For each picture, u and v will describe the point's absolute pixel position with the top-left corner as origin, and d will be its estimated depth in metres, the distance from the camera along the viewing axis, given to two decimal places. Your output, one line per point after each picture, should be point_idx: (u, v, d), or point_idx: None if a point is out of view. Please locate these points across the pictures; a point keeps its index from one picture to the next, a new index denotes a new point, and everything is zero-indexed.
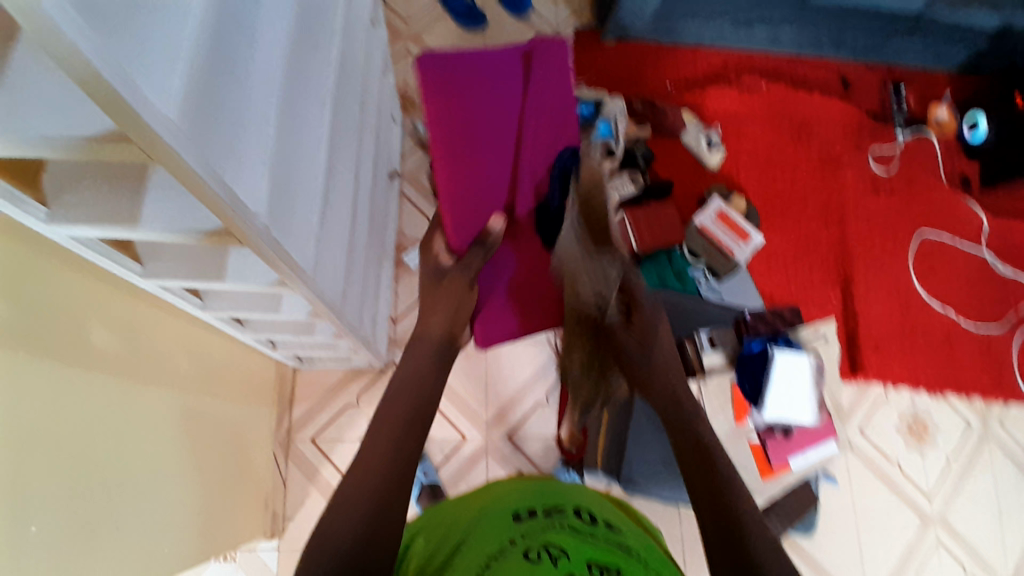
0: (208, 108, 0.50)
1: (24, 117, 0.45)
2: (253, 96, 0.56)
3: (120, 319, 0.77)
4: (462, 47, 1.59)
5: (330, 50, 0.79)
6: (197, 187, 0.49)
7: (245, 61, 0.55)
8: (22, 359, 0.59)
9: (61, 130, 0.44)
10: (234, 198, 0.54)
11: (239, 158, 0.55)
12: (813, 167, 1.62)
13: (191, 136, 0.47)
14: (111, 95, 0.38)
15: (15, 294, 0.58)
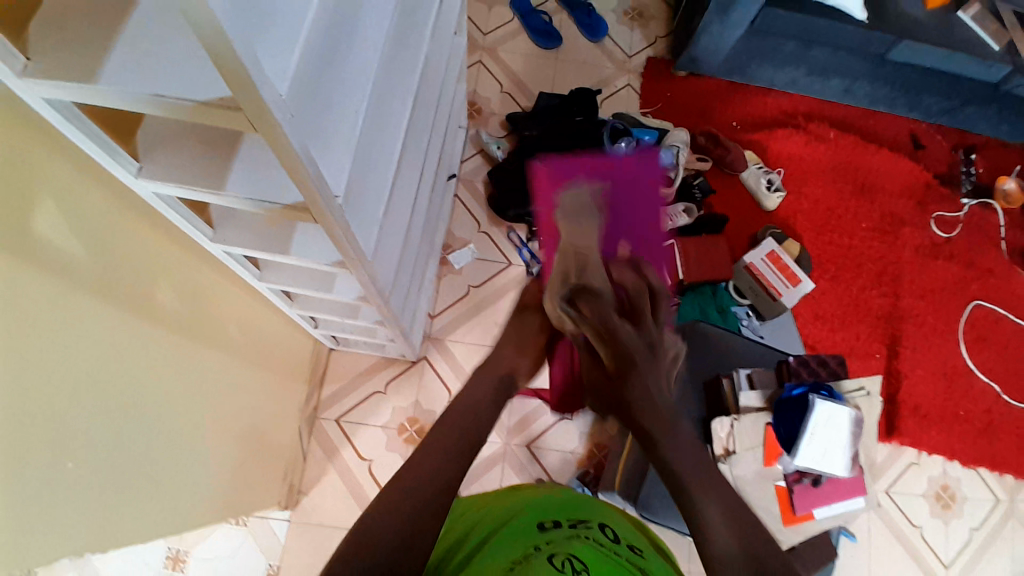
0: (306, 89, 0.52)
1: (141, 75, 0.47)
2: (350, 85, 0.58)
3: (185, 276, 0.80)
4: (534, 62, 1.62)
5: (422, 53, 0.80)
6: (289, 163, 0.51)
7: (344, 51, 0.57)
8: (89, 297, 0.62)
9: (168, 88, 0.47)
10: (318, 178, 0.55)
11: (328, 142, 0.56)
12: (871, 224, 1.59)
13: (292, 113, 0.49)
14: (235, 67, 0.40)
15: (90, 236, 0.61)
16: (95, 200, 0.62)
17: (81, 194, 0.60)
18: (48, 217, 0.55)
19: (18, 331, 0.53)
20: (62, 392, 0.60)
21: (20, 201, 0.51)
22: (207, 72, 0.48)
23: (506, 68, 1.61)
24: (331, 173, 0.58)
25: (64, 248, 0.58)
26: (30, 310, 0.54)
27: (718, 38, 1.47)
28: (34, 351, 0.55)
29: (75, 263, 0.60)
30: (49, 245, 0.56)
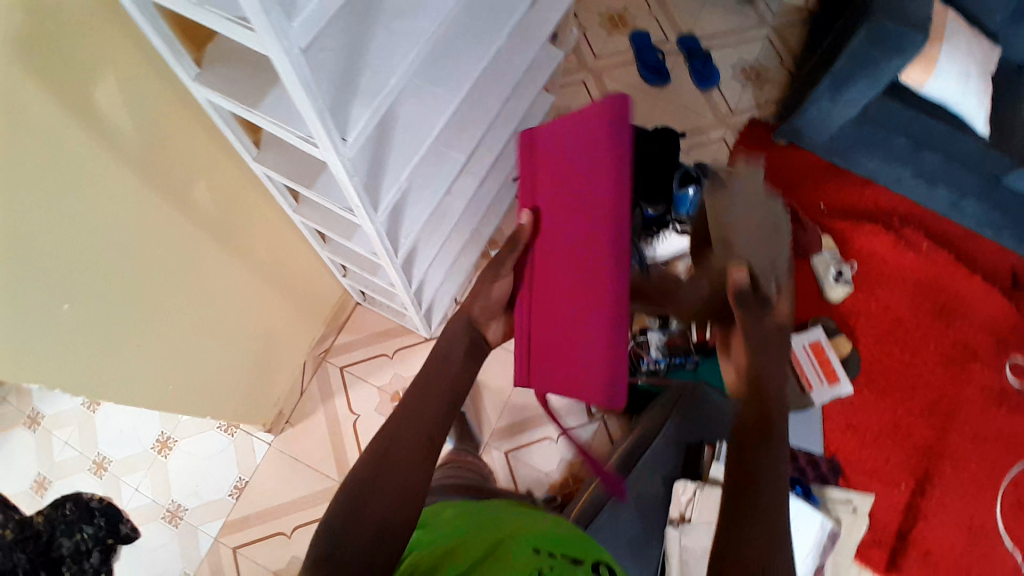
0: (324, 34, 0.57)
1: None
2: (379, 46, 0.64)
3: (225, 183, 0.88)
4: (636, 95, 1.64)
5: (489, 50, 0.86)
6: (296, 94, 0.57)
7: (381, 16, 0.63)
8: (133, 170, 0.71)
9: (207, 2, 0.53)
10: (324, 116, 0.60)
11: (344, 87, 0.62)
12: (939, 348, 1.47)
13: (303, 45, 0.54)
14: None
15: (139, 113, 0.69)
16: (160, 90, 0.71)
17: (146, 81, 0.69)
18: (107, 87, 0.64)
19: (48, 171, 0.61)
20: (75, 238, 0.68)
21: (83, 64, 0.61)
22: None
23: (607, 94, 1.65)
24: (341, 114, 0.64)
25: (117, 118, 0.67)
26: (66, 159, 0.63)
27: (826, 113, 1.44)
28: (57, 190, 0.63)
29: (126, 137, 0.69)
30: (100, 109, 0.64)
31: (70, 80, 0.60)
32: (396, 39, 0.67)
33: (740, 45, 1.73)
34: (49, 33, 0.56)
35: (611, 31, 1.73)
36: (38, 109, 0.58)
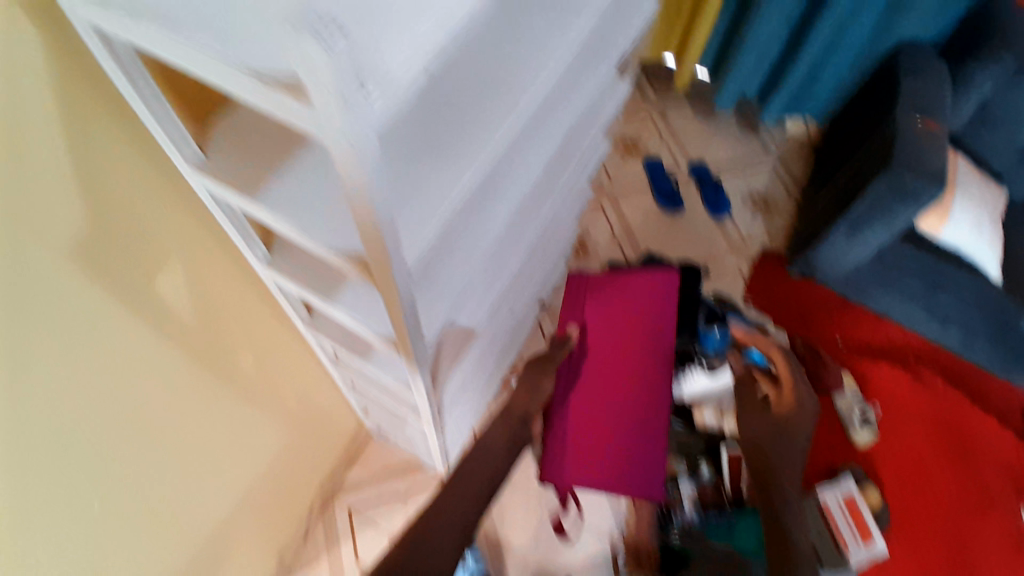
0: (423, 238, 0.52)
1: (306, 208, 0.45)
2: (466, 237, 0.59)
3: (268, 346, 0.79)
4: (652, 220, 1.62)
5: (544, 216, 0.84)
6: (401, 315, 0.48)
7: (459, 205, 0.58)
8: (186, 359, 0.63)
9: (322, 233, 0.44)
10: (413, 328, 0.52)
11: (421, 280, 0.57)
12: (963, 496, 1.43)
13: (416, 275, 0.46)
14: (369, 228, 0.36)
15: (204, 297, 0.61)
16: (225, 270, 0.62)
17: (212, 267, 0.60)
18: (174, 281, 0.56)
19: (101, 386, 0.52)
20: (119, 453, 0.58)
21: (146, 262, 0.52)
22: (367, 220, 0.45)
23: (623, 218, 1.62)
24: (422, 303, 0.58)
25: (176, 309, 0.58)
26: (117, 364, 0.53)
27: (842, 251, 1.38)
28: (106, 405, 0.54)
29: (183, 326, 0.60)
30: (164, 304, 0.56)
31: (133, 279, 0.51)
32: (476, 224, 0.61)
33: (748, 174, 1.72)
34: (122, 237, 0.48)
35: (622, 157, 1.71)
36: (90, 321, 0.48)
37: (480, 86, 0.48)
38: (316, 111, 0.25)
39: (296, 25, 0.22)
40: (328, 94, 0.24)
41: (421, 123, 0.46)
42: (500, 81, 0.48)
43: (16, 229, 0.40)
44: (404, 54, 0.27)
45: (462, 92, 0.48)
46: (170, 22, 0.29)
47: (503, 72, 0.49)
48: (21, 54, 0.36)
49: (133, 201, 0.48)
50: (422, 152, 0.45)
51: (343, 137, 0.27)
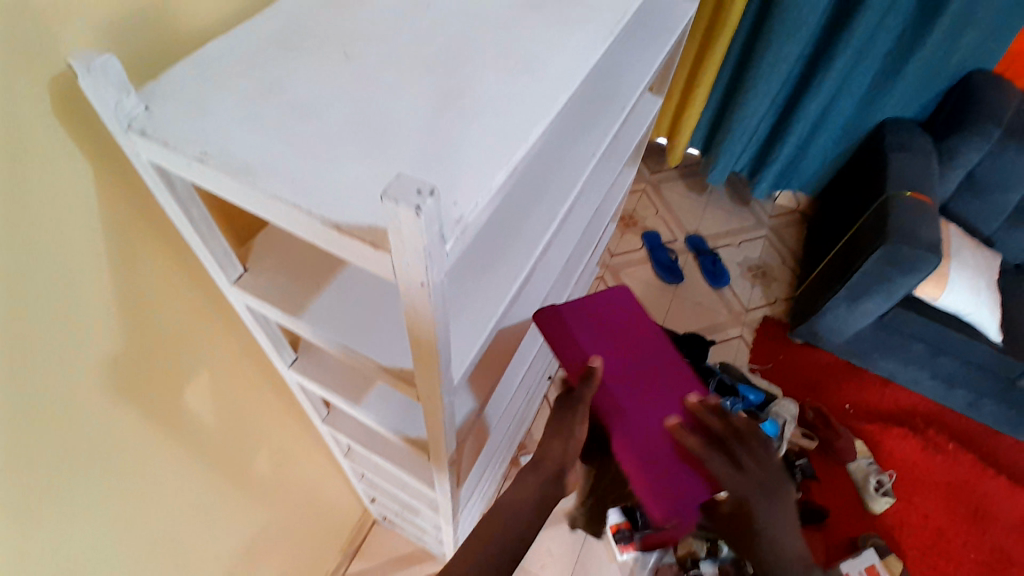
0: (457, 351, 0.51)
1: (348, 325, 0.45)
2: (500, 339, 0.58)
3: (287, 448, 0.76)
4: (653, 292, 1.64)
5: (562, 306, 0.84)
6: (439, 428, 0.47)
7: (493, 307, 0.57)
8: (205, 468, 0.60)
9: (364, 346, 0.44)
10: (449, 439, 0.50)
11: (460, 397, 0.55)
12: (982, 558, 1.37)
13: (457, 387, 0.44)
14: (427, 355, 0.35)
15: (226, 402, 0.59)
16: (246, 373, 0.60)
17: (236, 372, 0.58)
18: (199, 390, 0.54)
19: (119, 509, 0.49)
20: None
21: (173, 375, 0.50)
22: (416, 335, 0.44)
23: None
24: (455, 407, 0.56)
25: (198, 418, 0.55)
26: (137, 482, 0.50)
27: (841, 318, 1.40)
28: (121, 526, 0.50)
29: (202, 435, 0.57)
30: (188, 413, 0.54)
31: (161, 391, 0.49)
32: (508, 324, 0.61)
33: (743, 244, 1.76)
34: (154, 350, 0.46)
35: (621, 231, 1.76)
36: (115, 439, 0.46)
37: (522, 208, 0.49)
38: (395, 260, 0.26)
39: (395, 195, 0.23)
40: (415, 250, 0.24)
41: (475, 243, 0.46)
42: (540, 199, 0.50)
43: (56, 361, 0.38)
44: (478, 205, 0.28)
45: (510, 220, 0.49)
46: (246, 168, 0.29)
47: (542, 193, 0.50)
48: (85, 193, 0.35)
49: (168, 316, 0.46)
50: (467, 265, 0.44)
51: (419, 283, 0.27)
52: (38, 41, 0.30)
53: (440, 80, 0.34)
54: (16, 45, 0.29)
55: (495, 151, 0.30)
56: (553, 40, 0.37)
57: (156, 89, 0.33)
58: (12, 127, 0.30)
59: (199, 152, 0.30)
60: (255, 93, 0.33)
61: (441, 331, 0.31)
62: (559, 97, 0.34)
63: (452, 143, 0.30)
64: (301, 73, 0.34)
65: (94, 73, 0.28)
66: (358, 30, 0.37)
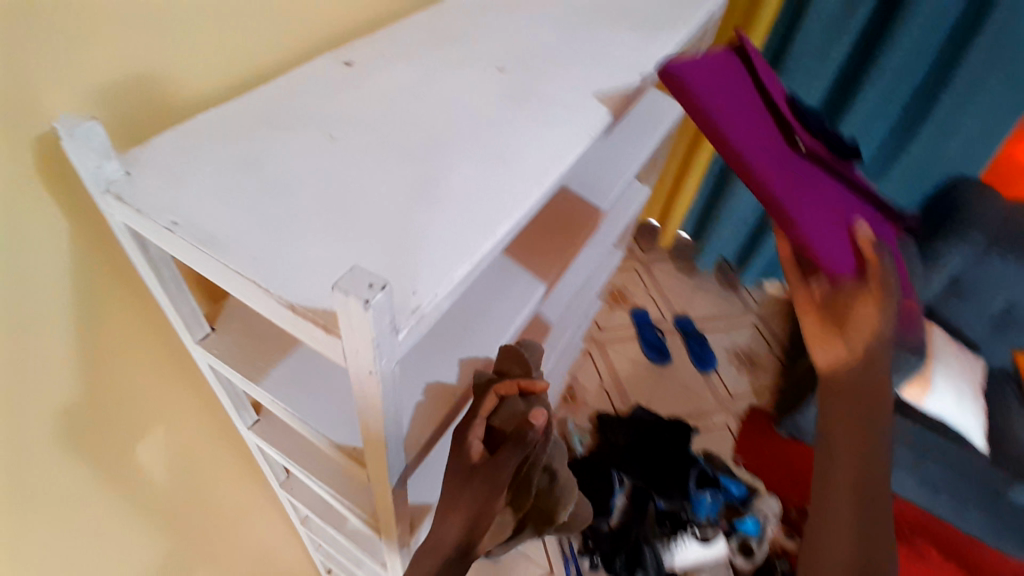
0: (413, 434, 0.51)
1: (307, 394, 0.44)
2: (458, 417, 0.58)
3: (240, 511, 0.72)
4: (639, 369, 1.60)
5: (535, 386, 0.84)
6: (389, 512, 0.45)
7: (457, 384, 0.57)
8: (148, 526, 0.56)
9: (322, 421, 0.43)
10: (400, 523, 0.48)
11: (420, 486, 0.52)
12: None
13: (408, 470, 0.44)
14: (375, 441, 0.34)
15: (183, 458, 0.57)
16: (209, 431, 0.59)
17: (195, 427, 0.56)
18: (153, 446, 0.52)
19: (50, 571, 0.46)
20: None
21: (130, 431, 0.48)
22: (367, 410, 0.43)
23: (612, 366, 1.59)
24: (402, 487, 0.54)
25: (151, 477, 0.53)
26: (74, 542, 0.48)
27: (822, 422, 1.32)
28: None
29: (150, 491, 0.54)
30: (138, 467, 0.51)
31: (112, 444, 0.47)
32: None
33: (731, 329, 1.75)
34: (109, 400, 0.44)
35: (611, 306, 1.75)
36: (48, 492, 0.43)
37: (489, 317, 0.54)
38: (346, 346, 0.26)
39: (345, 286, 0.23)
40: (366, 340, 0.24)
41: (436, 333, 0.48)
42: (501, 311, 0.54)
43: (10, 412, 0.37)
44: (438, 295, 0.28)
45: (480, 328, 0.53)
46: (212, 241, 0.30)
47: (508, 301, 0.55)
48: (54, 238, 0.35)
49: (134, 370, 0.45)
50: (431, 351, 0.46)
51: (368, 371, 0.27)
52: (24, 98, 0.31)
53: (418, 167, 0.35)
54: (9, 105, 0.30)
55: (462, 242, 0.31)
56: (532, 136, 0.39)
57: (141, 155, 0.34)
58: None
59: (170, 222, 0.30)
60: (234, 167, 0.34)
61: (387, 417, 0.31)
62: (531, 190, 0.35)
63: (419, 231, 0.31)
64: (282, 151, 0.35)
65: (76, 137, 0.29)
66: (344, 115, 0.39)
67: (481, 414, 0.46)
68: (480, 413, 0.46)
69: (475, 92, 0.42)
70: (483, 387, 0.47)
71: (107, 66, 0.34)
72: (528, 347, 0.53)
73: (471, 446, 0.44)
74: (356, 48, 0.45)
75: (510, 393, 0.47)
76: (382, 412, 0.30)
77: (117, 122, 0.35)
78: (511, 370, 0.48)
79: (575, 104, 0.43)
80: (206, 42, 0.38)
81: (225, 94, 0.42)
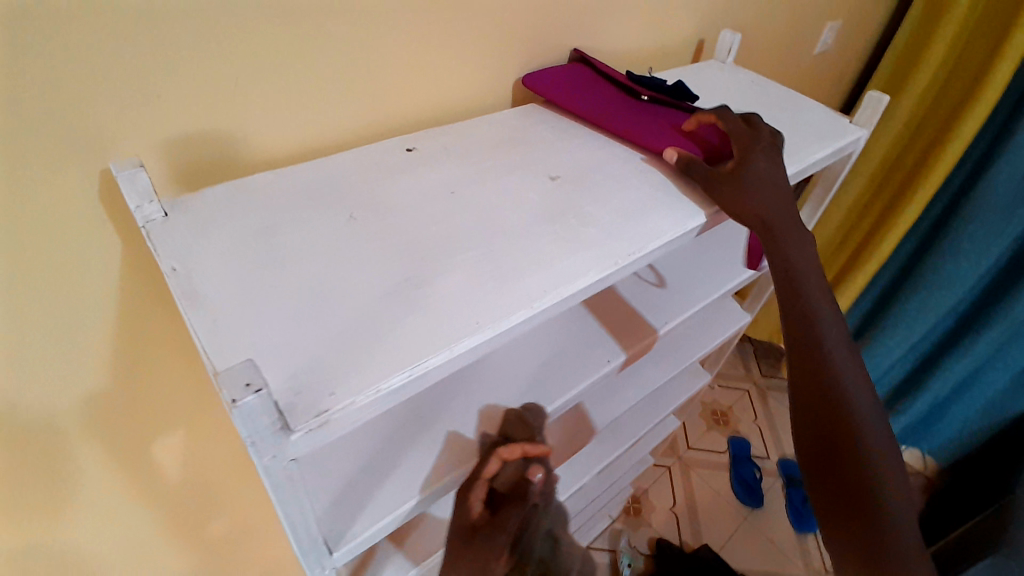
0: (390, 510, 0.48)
1: None
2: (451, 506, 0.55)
3: (253, 534, 0.74)
4: (722, 505, 1.42)
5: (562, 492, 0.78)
6: None
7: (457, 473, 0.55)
8: (153, 519, 0.60)
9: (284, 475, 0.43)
10: None
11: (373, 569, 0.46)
12: None
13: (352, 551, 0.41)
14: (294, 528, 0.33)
15: (201, 467, 0.60)
16: (232, 448, 0.62)
17: (217, 442, 0.60)
18: (171, 447, 0.56)
19: (50, 534, 0.51)
20: None
21: (148, 429, 0.52)
22: (328, 479, 0.42)
23: (690, 492, 1.43)
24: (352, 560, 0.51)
25: (164, 475, 0.57)
26: (79, 513, 0.52)
27: None
28: (37, 540, 0.51)
29: (162, 487, 0.58)
30: (153, 463, 0.55)
31: (130, 437, 0.51)
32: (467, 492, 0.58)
33: None
34: (134, 397, 0.49)
35: (709, 425, 1.60)
36: (59, 462, 0.48)
37: (498, 395, 0.50)
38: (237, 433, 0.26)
39: (226, 380, 0.23)
40: (241, 434, 0.24)
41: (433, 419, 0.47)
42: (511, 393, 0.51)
43: (39, 387, 0.42)
44: (352, 402, 0.27)
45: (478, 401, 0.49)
46: (193, 294, 0.31)
47: (524, 386, 0.51)
48: (105, 250, 0.40)
49: (165, 376, 0.50)
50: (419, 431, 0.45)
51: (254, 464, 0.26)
52: (101, 135, 0.36)
53: (414, 265, 0.35)
54: (84, 137, 0.35)
55: (410, 353, 0.30)
56: (546, 259, 0.37)
57: (188, 203, 0.38)
58: (48, 187, 0.35)
59: (170, 268, 0.33)
60: (253, 229, 0.36)
61: (292, 510, 0.30)
62: (514, 315, 0.33)
63: (374, 332, 0.31)
64: (300, 223, 0.37)
65: (122, 176, 0.34)
66: (378, 199, 0.40)
67: (485, 477, 0.42)
68: (483, 474, 0.42)
69: (516, 200, 0.42)
70: (488, 450, 0.44)
71: (184, 122, 0.39)
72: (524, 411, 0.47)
73: (472, 505, 0.43)
74: (426, 138, 0.48)
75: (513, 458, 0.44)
76: (278, 505, 0.29)
77: (186, 169, 0.41)
78: (516, 433, 0.45)
79: (609, 231, 0.40)
80: (281, 113, 0.44)
81: (293, 157, 0.47)
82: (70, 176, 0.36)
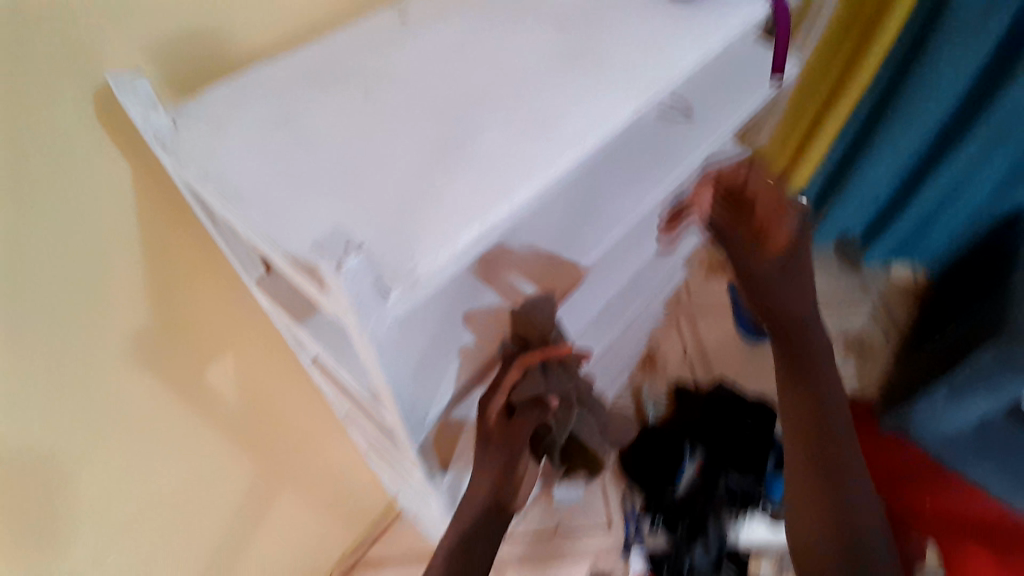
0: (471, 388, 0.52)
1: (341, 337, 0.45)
2: None
3: (310, 436, 0.77)
4: (731, 345, 1.49)
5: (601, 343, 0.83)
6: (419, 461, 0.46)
7: None
8: (222, 439, 0.62)
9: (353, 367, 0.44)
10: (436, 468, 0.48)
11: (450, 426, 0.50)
12: None
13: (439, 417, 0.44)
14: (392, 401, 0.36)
15: (251, 385, 0.62)
16: (276, 362, 0.63)
17: (261, 359, 0.61)
18: (221, 369, 0.57)
19: (132, 465, 0.53)
20: (128, 516, 0.56)
21: (198, 355, 0.53)
22: (403, 356, 0.45)
23: (701, 338, 1.50)
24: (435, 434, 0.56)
25: (222, 397, 0.59)
26: (154, 443, 0.54)
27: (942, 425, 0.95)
28: (121, 473, 0.52)
29: (222, 408, 0.59)
30: (209, 388, 0.56)
31: (184, 364, 0.52)
32: None
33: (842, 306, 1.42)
34: (178, 324, 0.49)
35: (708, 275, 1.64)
36: (125, 396, 0.48)
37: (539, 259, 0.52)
38: (336, 303, 0.26)
39: None
40: (346, 299, 0.25)
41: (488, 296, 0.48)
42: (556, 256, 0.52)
43: (84, 325, 0.42)
44: (435, 258, 0.28)
45: (522, 267, 0.51)
46: (237, 191, 0.31)
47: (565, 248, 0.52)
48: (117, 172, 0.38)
49: (201, 299, 0.50)
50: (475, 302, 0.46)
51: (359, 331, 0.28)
52: (83, 47, 0.34)
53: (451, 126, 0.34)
54: (68, 51, 0.33)
55: (475, 206, 0.30)
56: (577, 97, 0.36)
57: (192, 108, 0.36)
58: (46, 114, 0.34)
59: (202, 172, 0.32)
60: (270, 119, 0.35)
61: None
62: (561, 154, 0.33)
63: (431, 194, 0.31)
64: (317, 101, 0.36)
65: (122, 87, 0.31)
66: (387, 70, 0.38)
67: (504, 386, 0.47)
68: (505, 383, 0.46)
69: (528, 47, 0.40)
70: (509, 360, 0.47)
71: (163, 21, 0.37)
72: (529, 315, 0.46)
73: (490, 409, 0.47)
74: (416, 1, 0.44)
75: (534, 366, 0.46)
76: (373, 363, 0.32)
77: (177, 76, 0.39)
78: (532, 336, 0.46)
79: (631, 64, 0.39)
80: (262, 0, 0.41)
81: (285, 49, 0.44)
82: (65, 97, 0.34)
